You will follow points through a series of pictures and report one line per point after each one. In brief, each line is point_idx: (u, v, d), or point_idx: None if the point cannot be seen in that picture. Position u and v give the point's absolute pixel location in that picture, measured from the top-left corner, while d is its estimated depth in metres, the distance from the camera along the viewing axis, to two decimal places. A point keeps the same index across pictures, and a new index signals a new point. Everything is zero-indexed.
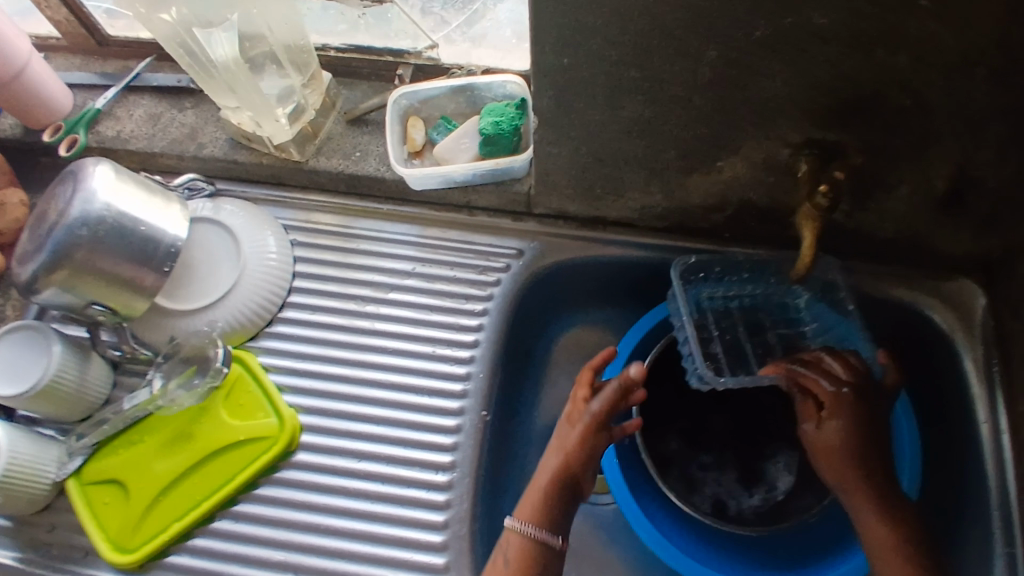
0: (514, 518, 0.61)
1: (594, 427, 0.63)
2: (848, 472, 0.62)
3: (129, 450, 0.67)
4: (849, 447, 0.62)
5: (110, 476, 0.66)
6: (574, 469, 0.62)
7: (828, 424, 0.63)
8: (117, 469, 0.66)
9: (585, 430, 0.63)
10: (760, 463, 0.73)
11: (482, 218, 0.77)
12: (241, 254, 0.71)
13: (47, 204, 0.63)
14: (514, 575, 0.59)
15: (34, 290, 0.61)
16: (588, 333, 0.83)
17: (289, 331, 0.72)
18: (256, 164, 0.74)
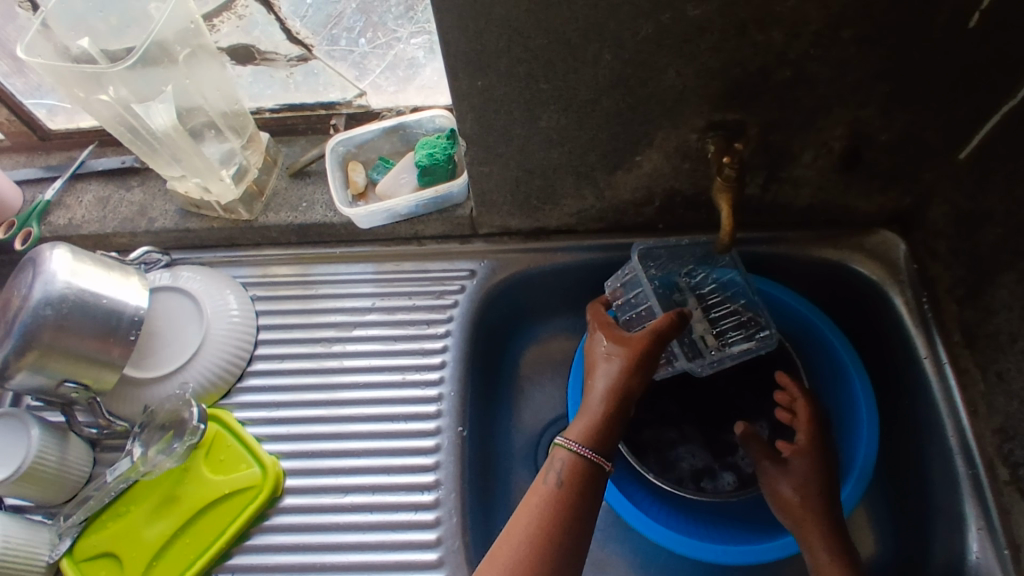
0: (565, 437, 0.61)
1: (635, 356, 0.64)
2: (805, 505, 0.64)
3: (117, 521, 0.68)
4: (815, 479, 0.65)
5: (102, 550, 0.67)
6: (620, 394, 0.63)
7: (795, 462, 0.67)
8: (109, 541, 0.67)
9: (625, 360, 0.64)
10: (732, 436, 0.77)
11: (432, 247, 0.80)
12: (204, 315, 0.74)
13: (9, 294, 0.66)
14: (566, 489, 0.58)
15: (7, 376, 0.63)
16: (549, 341, 0.86)
17: (261, 383, 0.74)
18: (208, 229, 0.77)
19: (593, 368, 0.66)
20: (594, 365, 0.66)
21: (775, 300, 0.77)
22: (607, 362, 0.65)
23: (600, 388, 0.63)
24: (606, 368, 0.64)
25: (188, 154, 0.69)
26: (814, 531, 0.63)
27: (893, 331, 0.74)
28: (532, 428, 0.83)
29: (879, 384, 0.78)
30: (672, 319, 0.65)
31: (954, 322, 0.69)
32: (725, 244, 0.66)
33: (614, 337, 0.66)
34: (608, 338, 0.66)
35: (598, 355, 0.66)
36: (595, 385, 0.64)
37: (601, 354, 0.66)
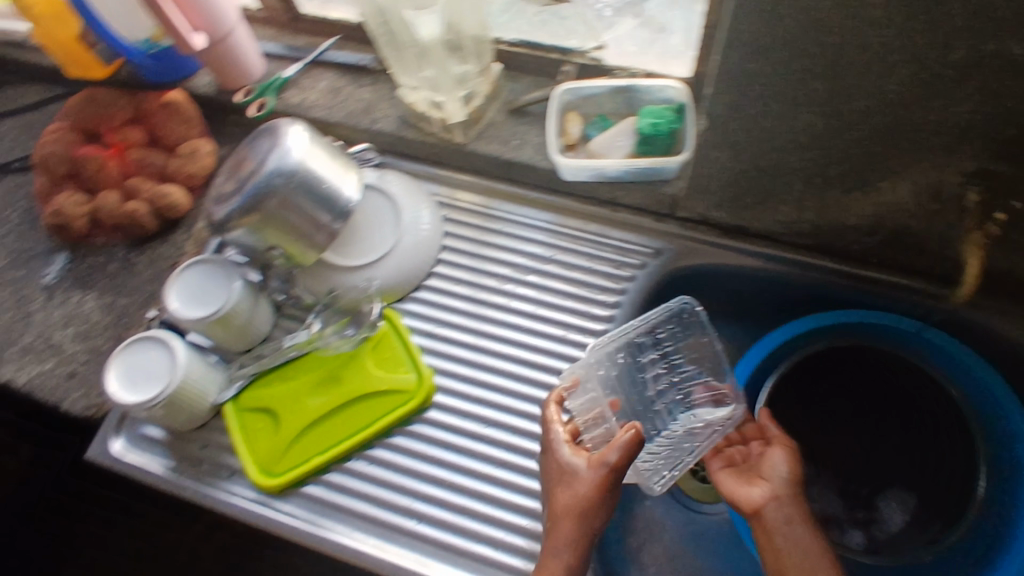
0: None
1: (602, 487, 0.59)
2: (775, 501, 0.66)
3: (281, 385, 0.73)
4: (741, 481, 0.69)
5: (262, 405, 0.72)
6: (584, 532, 0.59)
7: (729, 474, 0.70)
8: (270, 399, 0.73)
9: (589, 493, 0.59)
10: (872, 497, 0.75)
11: (623, 216, 0.80)
12: (400, 221, 0.77)
13: (243, 155, 0.71)
14: None
15: (226, 229, 0.69)
16: None
17: (433, 298, 0.78)
18: (422, 141, 0.80)
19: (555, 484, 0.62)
20: (550, 486, 0.62)
21: (962, 366, 0.72)
22: (562, 488, 0.61)
23: (563, 520, 0.59)
24: (562, 493, 0.61)
25: (436, 64, 0.74)
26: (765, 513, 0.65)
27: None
28: None
29: None
30: (634, 439, 0.59)
31: None
32: (963, 295, 0.70)
33: (564, 459, 0.62)
34: (563, 455, 0.62)
35: (554, 473, 0.63)
36: (556, 503, 0.61)
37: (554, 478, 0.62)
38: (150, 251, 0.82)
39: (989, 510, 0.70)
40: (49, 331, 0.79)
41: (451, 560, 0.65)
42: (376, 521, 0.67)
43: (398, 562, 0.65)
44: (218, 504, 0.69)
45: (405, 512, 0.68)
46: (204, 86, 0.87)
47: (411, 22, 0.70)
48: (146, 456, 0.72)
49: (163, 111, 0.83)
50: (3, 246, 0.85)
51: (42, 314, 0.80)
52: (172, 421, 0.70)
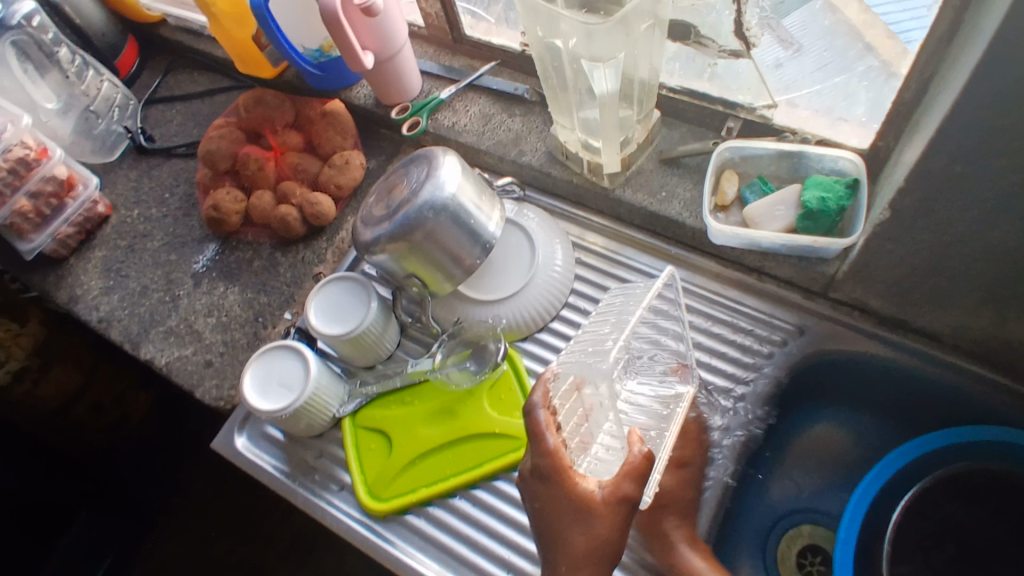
0: None
1: (623, 514, 0.54)
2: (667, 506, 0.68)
3: (398, 407, 0.75)
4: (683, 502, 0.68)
5: (377, 424, 0.74)
6: (608, 559, 0.53)
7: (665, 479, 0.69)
8: (385, 419, 0.74)
9: (612, 524, 0.53)
10: None
11: (769, 287, 0.75)
12: (534, 260, 0.76)
13: (395, 180, 0.72)
14: None
15: (371, 252, 0.71)
16: (826, 433, 0.77)
17: (555, 343, 0.76)
18: (566, 181, 0.79)
19: (562, 516, 0.55)
20: (557, 518, 0.55)
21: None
22: (577, 522, 0.54)
23: (588, 558, 0.53)
24: (578, 538, 0.54)
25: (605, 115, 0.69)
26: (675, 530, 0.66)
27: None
28: (776, 504, 0.76)
29: None
30: (647, 458, 0.54)
31: None
32: None
33: (570, 481, 0.55)
34: (570, 491, 0.55)
35: (560, 508, 0.55)
36: (577, 542, 0.53)
37: (566, 508, 0.55)
38: (291, 253, 0.86)
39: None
40: (194, 318, 0.84)
41: None
42: (469, 566, 0.67)
43: None
44: (323, 515, 0.71)
45: (498, 562, 0.67)
46: (363, 98, 0.90)
47: (586, 73, 0.66)
48: (263, 455, 0.75)
49: (323, 120, 0.86)
50: (163, 228, 0.92)
51: (189, 300, 0.85)
52: (293, 428, 0.72)
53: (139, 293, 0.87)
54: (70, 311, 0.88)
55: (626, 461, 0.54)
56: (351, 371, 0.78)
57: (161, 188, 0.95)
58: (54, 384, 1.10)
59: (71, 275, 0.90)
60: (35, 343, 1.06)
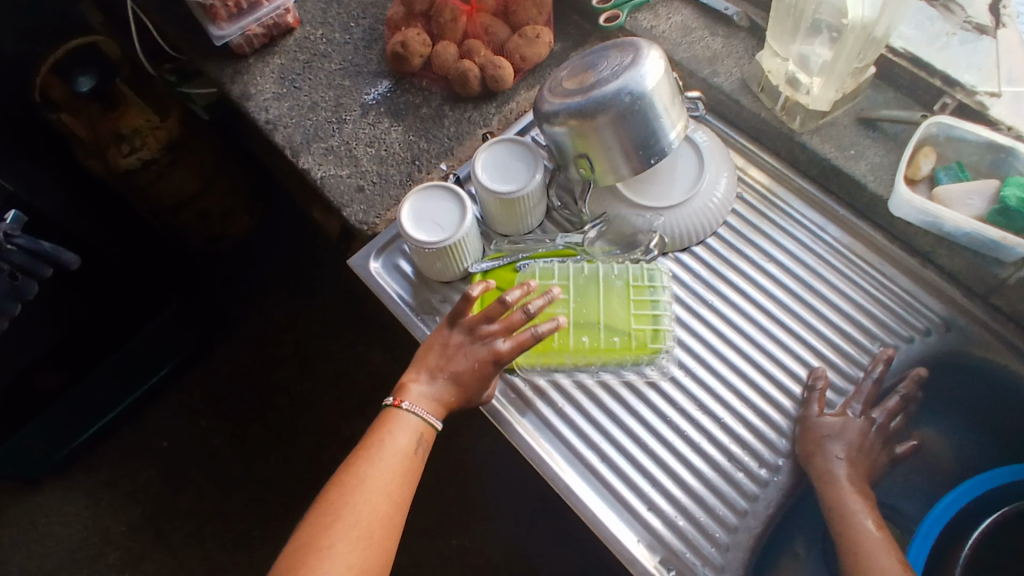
0: (413, 404, 0.63)
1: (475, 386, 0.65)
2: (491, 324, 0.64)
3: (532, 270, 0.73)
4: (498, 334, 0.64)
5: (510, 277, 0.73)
6: (438, 391, 0.64)
7: (488, 329, 0.64)
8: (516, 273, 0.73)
9: (463, 379, 0.64)
10: None
11: (929, 275, 0.73)
12: (699, 182, 0.76)
13: (595, 61, 0.72)
14: (416, 455, 0.62)
15: (551, 124, 0.71)
16: (933, 441, 0.73)
17: (693, 267, 0.77)
18: (754, 112, 0.77)
19: (468, 380, 0.64)
20: (455, 354, 0.64)
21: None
22: (459, 370, 0.64)
23: (436, 390, 0.64)
24: (450, 376, 0.64)
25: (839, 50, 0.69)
26: (482, 358, 0.63)
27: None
28: None
29: None
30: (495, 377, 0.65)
31: None
32: None
33: (469, 357, 0.64)
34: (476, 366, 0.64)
35: (471, 353, 0.64)
36: (449, 389, 0.64)
37: (458, 354, 0.64)
38: (459, 109, 0.87)
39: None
40: (354, 144, 0.87)
41: (618, 513, 0.66)
42: (563, 441, 0.69)
43: (572, 491, 0.67)
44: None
45: (591, 447, 0.69)
46: None
47: None
48: (391, 285, 0.80)
49: None
50: (342, 53, 0.94)
51: (353, 126, 0.88)
52: (428, 268, 0.76)
53: (309, 107, 0.90)
54: (242, 106, 0.92)
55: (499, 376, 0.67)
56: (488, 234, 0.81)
57: (347, 16, 0.97)
58: (186, 178, 1.16)
59: (248, 74, 0.94)
60: (168, 139, 1.10)
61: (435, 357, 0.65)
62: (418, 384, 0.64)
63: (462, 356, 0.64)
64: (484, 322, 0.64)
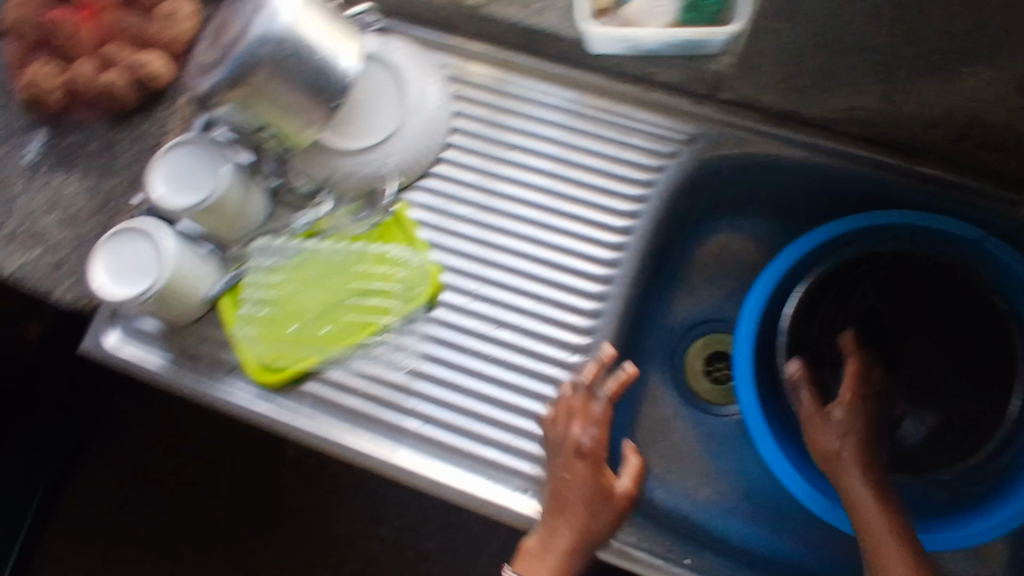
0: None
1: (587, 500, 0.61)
2: (565, 421, 0.62)
3: (272, 271, 0.68)
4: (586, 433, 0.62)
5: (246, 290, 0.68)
6: (581, 546, 0.61)
7: (564, 434, 0.62)
8: (253, 281, 0.68)
9: (575, 504, 0.60)
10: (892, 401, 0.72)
11: (655, 96, 0.71)
12: (403, 98, 0.68)
13: (226, 18, 0.62)
14: None
15: (210, 106, 0.61)
16: (732, 241, 0.79)
17: (438, 187, 0.71)
18: (429, 3, 0.70)
19: (559, 499, 0.61)
20: (564, 492, 0.61)
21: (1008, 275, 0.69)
22: (570, 502, 0.61)
23: (558, 547, 0.60)
24: (601, 507, 0.61)
25: None
26: (580, 469, 0.61)
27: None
28: (682, 320, 0.81)
29: None
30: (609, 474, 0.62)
31: None
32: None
33: (579, 485, 0.61)
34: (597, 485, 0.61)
35: (557, 468, 0.62)
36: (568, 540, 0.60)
37: (567, 489, 0.61)
38: (131, 128, 0.75)
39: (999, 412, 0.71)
40: (28, 216, 0.73)
41: (460, 464, 0.65)
42: (381, 425, 0.66)
43: (406, 464, 0.65)
44: (224, 403, 0.69)
45: (410, 414, 0.66)
46: None
47: None
48: (142, 350, 0.71)
49: None
50: None
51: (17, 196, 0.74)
52: (166, 316, 0.67)
53: None
54: None
55: (629, 466, 0.63)
56: (227, 259, 0.69)
57: None
58: None
59: None
60: None
61: (565, 512, 0.61)
62: (526, 548, 0.62)
63: (559, 486, 0.61)
64: (550, 430, 0.63)
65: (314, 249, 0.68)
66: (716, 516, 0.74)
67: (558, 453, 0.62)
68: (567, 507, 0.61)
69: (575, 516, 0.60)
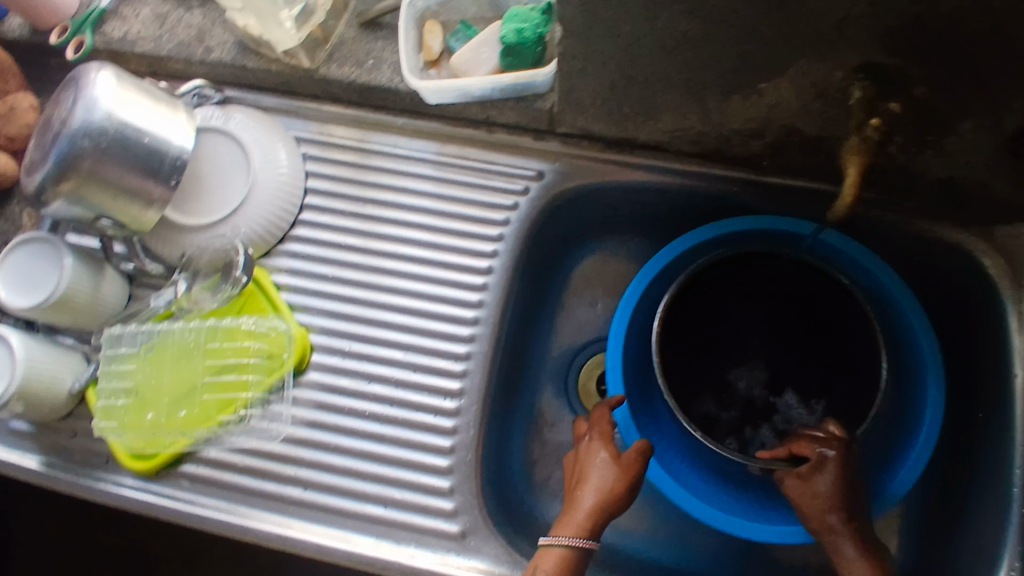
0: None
1: (596, 482, 0.60)
2: (588, 430, 0.64)
3: (120, 360, 0.66)
4: (605, 430, 0.63)
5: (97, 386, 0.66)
6: (572, 528, 0.58)
7: (581, 446, 0.64)
8: (102, 375, 0.66)
9: (588, 487, 0.60)
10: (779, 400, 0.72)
11: (501, 136, 0.73)
12: (250, 167, 0.69)
13: (53, 110, 0.63)
14: None
15: (44, 202, 0.61)
16: (609, 261, 0.80)
17: (299, 250, 0.71)
18: (266, 70, 0.71)
19: (579, 486, 0.61)
20: (581, 480, 0.61)
21: (858, 265, 0.68)
22: (583, 486, 0.60)
23: (570, 526, 0.59)
24: (602, 482, 0.60)
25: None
26: (585, 463, 0.62)
27: (990, 322, 0.66)
28: (567, 347, 0.80)
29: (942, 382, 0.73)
30: (639, 454, 0.61)
31: None
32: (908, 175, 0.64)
33: (599, 468, 0.61)
34: (586, 471, 0.61)
35: (577, 466, 0.62)
36: (571, 521, 0.59)
37: (589, 474, 0.61)
38: None
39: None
40: None
41: (347, 525, 0.64)
42: (258, 494, 0.65)
43: (292, 535, 0.64)
44: (108, 497, 0.67)
45: (291, 481, 0.65)
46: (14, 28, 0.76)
47: None
48: (14, 452, 0.69)
49: None
50: None
51: None
52: (34, 416, 0.67)
53: None
54: None
55: (586, 446, 0.63)
56: (92, 358, 0.70)
57: None
58: None
59: None
60: None
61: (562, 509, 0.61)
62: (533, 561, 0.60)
63: (589, 476, 0.61)
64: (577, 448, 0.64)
65: (167, 330, 0.67)
66: (638, 542, 0.73)
67: (580, 455, 0.63)
68: (582, 490, 0.60)
69: (589, 495, 0.60)
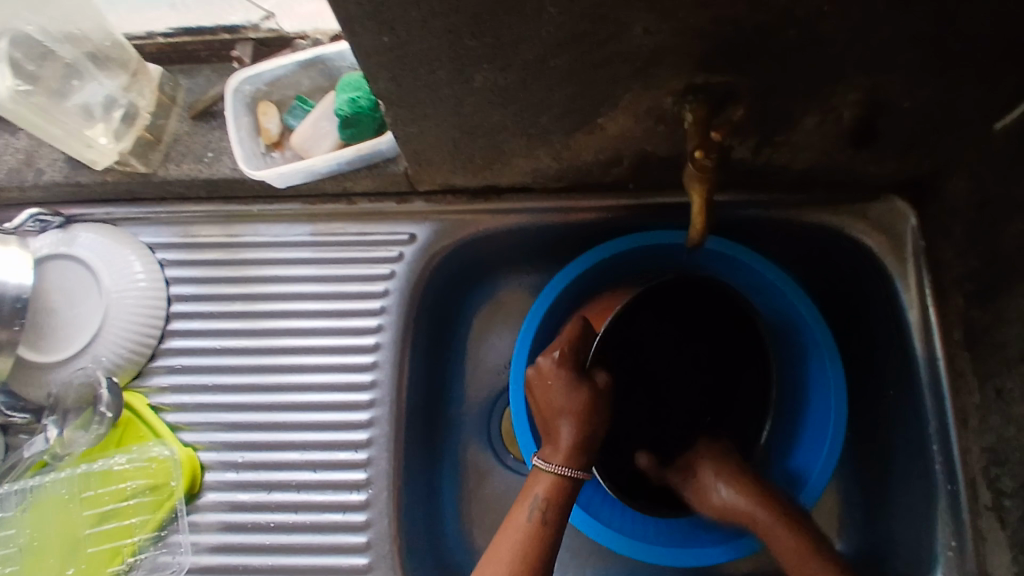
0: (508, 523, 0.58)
1: (581, 410, 0.58)
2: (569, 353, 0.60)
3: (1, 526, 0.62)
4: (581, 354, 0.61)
5: None
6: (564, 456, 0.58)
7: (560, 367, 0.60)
8: None
9: (575, 416, 0.58)
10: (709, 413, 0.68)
11: (364, 205, 0.69)
12: (102, 290, 0.65)
13: None
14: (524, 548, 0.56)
15: None
16: (507, 303, 0.78)
17: (175, 364, 0.67)
18: (102, 183, 0.66)
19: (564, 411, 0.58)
20: (565, 405, 0.58)
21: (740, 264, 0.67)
22: (568, 413, 0.58)
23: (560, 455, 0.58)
24: (588, 410, 0.58)
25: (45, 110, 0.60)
26: (566, 390, 0.59)
27: (882, 301, 0.66)
28: (482, 400, 0.77)
29: (853, 364, 0.72)
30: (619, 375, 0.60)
31: (957, 319, 0.60)
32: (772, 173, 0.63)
33: (580, 393, 0.59)
34: (571, 397, 0.58)
35: (560, 388, 0.59)
36: (562, 450, 0.58)
37: (573, 400, 0.58)
38: None
39: (794, 392, 0.70)
40: None
41: None
42: None
43: None
44: None
45: None
46: None
47: None
48: None
49: None
50: None
51: None
52: None
53: None
54: None
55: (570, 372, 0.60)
56: None
57: None
58: None
59: None
60: None
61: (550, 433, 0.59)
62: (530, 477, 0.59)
63: (574, 398, 0.58)
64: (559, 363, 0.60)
65: (40, 486, 0.63)
66: None
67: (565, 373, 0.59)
68: (571, 414, 0.58)
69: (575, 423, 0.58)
